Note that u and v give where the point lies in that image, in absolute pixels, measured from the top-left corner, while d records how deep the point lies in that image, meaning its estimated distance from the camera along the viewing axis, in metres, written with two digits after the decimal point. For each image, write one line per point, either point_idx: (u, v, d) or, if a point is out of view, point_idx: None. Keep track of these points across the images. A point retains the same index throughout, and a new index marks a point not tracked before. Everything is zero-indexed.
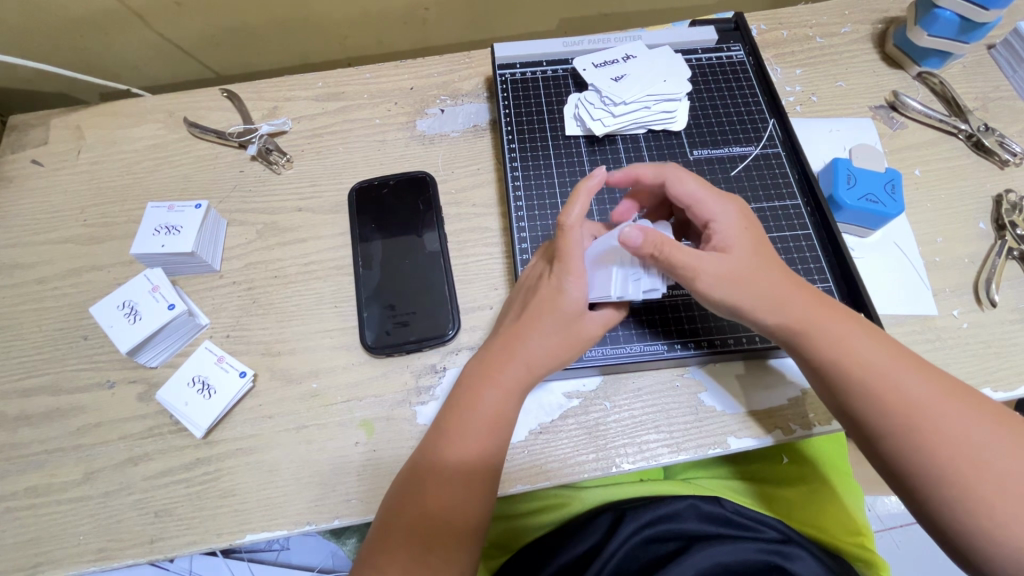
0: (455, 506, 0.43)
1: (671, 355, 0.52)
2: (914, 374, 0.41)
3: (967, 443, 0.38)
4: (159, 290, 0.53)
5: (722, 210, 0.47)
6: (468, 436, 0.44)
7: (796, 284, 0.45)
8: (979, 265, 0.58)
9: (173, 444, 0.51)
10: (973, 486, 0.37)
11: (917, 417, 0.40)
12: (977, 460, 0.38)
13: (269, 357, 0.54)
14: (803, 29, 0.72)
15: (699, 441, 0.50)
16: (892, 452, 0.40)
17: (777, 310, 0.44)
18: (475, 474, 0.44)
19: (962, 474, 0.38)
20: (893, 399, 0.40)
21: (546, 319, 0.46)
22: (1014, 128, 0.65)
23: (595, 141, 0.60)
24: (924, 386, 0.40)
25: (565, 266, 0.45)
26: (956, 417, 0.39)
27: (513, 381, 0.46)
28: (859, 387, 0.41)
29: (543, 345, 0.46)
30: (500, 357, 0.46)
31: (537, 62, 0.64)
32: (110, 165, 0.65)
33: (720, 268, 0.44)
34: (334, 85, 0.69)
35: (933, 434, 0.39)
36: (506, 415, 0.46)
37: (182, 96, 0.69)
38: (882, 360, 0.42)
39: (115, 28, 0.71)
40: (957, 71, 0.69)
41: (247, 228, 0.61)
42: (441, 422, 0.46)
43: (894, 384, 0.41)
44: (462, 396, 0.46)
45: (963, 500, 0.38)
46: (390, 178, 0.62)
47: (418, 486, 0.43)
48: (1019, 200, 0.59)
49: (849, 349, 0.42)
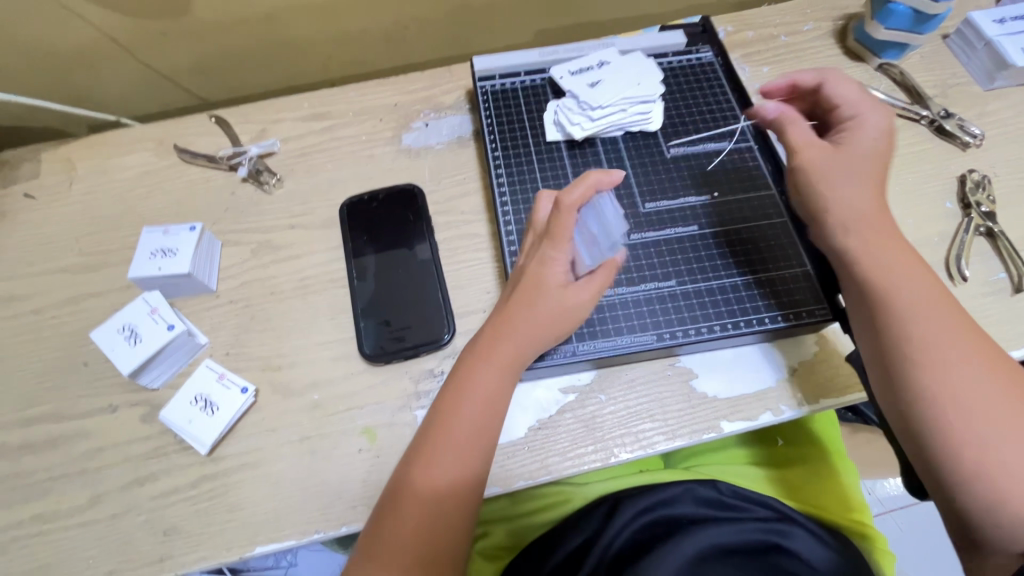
0: (426, 544, 0.43)
1: (662, 345, 0.54)
2: (948, 314, 0.44)
3: (974, 383, 0.41)
4: (159, 312, 0.54)
5: (871, 119, 0.54)
6: (435, 474, 0.45)
7: (870, 208, 0.49)
8: (948, 243, 0.60)
9: (177, 463, 0.52)
10: (961, 412, 0.41)
11: (935, 345, 0.43)
12: (983, 407, 0.40)
13: (270, 372, 0.55)
14: (768, 29, 0.76)
15: (694, 426, 0.52)
16: (898, 374, 0.44)
17: (844, 214, 0.50)
18: (444, 510, 0.45)
19: (952, 400, 0.41)
20: (917, 328, 0.44)
21: (501, 351, 0.49)
22: (973, 111, 0.68)
23: (575, 146, 0.62)
24: (952, 328, 0.43)
25: (557, 240, 0.51)
26: (971, 359, 0.42)
27: (471, 416, 0.47)
28: (892, 311, 0.45)
29: (494, 377, 0.48)
30: (454, 397, 0.48)
31: (516, 72, 0.67)
32: (103, 194, 0.67)
33: (822, 156, 0.52)
34: (320, 105, 0.71)
35: (939, 364, 0.42)
36: (471, 450, 0.46)
37: (171, 123, 0.71)
38: (923, 294, 0.45)
39: (104, 61, 0.73)
40: (915, 61, 0.72)
41: (242, 248, 0.62)
42: (401, 469, 0.46)
43: (926, 320, 0.44)
44: (422, 437, 0.47)
45: (948, 421, 0.41)
46: (379, 191, 0.64)
47: (387, 523, 0.44)
48: (982, 178, 0.63)
49: (893, 278, 0.46)
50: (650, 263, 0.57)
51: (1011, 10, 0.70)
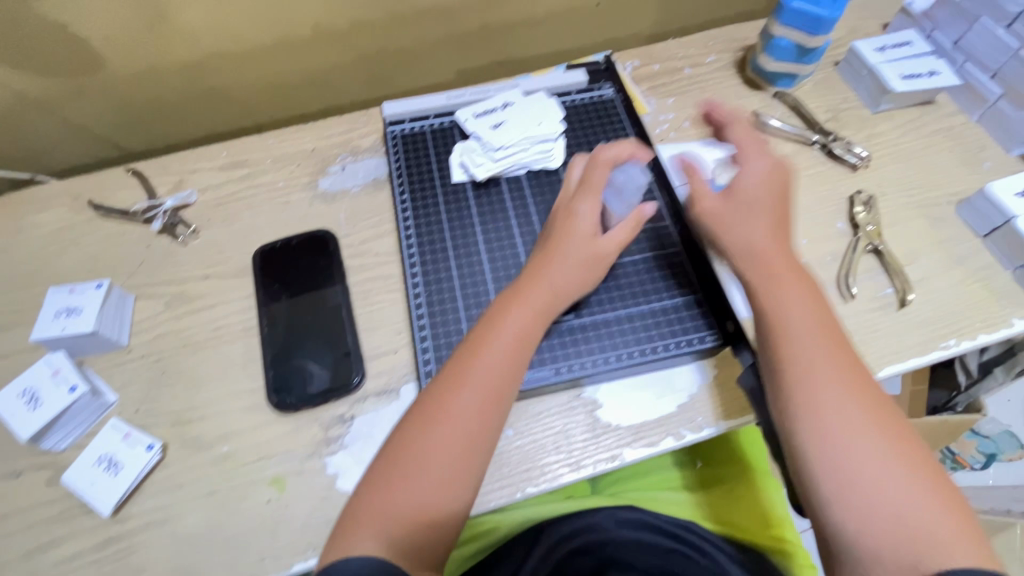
0: (435, 492, 0.44)
1: (562, 378, 0.55)
2: (836, 354, 0.47)
3: (854, 435, 0.43)
4: (60, 374, 0.54)
5: (756, 164, 0.57)
6: (455, 420, 0.46)
7: (777, 263, 0.51)
8: (839, 261, 0.63)
9: (83, 526, 0.51)
10: (831, 441, 0.43)
11: (837, 407, 0.44)
12: (872, 474, 0.42)
13: (179, 426, 0.55)
14: (673, 61, 0.79)
15: (597, 456, 0.53)
16: (787, 401, 0.46)
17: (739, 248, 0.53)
18: (460, 454, 0.46)
19: (827, 430, 0.43)
20: (805, 363, 0.46)
21: (535, 295, 0.52)
22: (862, 133, 0.72)
23: (481, 186, 0.65)
24: (840, 369, 0.45)
25: (587, 190, 0.56)
26: (851, 399, 0.44)
27: (501, 359, 0.49)
28: (786, 342, 0.48)
29: (525, 321, 0.51)
30: (485, 339, 0.50)
31: (425, 116, 0.70)
32: (16, 253, 0.66)
33: (715, 209, 0.56)
34: (238, 154, 0.73)
35: (820, 398, 0.45)
36: (496, 400, 0.48)
37: (88, 178, 0.71)
38: (827, 355, 0.46)
39: (19, 120, 0.74)
40: (809, 88, 0.76)
41: (155, 301, 0.63)
42: (416, 414, 0.47)
43: (829, 380, 0.45)
44: (443, 385, 0.48)
45: (819, 449, 0.43)
46: (293, 237, 0.65)
47: (393, 468, 0.45)
48: (869, 199, 0.66)
49: (801, 334, 0.47)
50: None
51: (889, 37, 0.75)
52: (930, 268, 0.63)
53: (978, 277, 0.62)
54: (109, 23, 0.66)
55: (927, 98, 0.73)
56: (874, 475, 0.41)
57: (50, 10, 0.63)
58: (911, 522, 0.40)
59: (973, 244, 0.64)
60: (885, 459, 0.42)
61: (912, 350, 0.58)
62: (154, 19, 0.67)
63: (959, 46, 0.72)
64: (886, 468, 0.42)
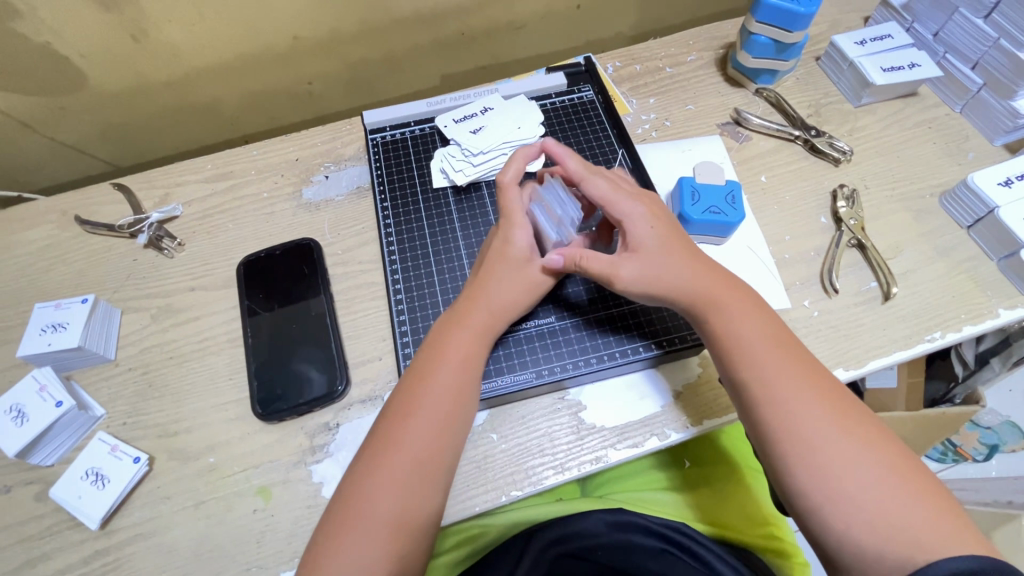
0: (397, 528, 0.42)
1: (544, 381, 0.55)
2: (791, 366, 0.45)
3: (819, 436, 0.41)
4: (47, 389, 0.54)
5: (631, 209, 0.51)
6: (408, 453, 0.45)
7: (710, 270, 0.50)
8: (823, 256, 0.63)
9: (71, 540, 0.52)
10: (812, 456, 0.41)
11: (793, 410, 0.42)
12: (842, 471, 0.40)
13: (166, 438, 0.56)
14: (653, 61, 0.79)
15: (582, 458, 0.53)
16: (760, 426, 0.44)
17: (668, 283, 0.49)
18: (419, 483, 0.44)
19: (804, 447, 0.41)
20: (764, 382, 0.44)
21: (475, 316, 0.51)
22: (845, 127, 0.72)
23: (461, 191, 0.65)
24: (788, 373, 0.44)
25: (509, 219, 0.54)
26: (818, 408, 0.42)
27: (449, 383, 0.48)
28: (743, 362, 0.46)
29: (468, 342, 0.50)
30: (432, 365, 0.49)
31: (406, 123, 0.70)
32: (5, 270, 0.67)
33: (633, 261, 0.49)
34: (223, 166, 0.73)
35: (789, 418, 0.42)
36: (449, 423, 0.47)
37: (75, 194, 0.72)
38: (775, 358, 0.45)
39: (6, 138, 0.74)
40: (791, 84, 0.76)
41: (142, 314, 0.63)
42: (366, 454, 0.46)
43: (781, 388, 0.43)
44: (392, 420, 0.47)
45: (803, 466, 0.41)
46: (277, 248, 0.65)
47: (351, 509, 0.43)
48: (852, 192, 0.66)
49: (748, 341, 0.46)
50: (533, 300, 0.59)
51: (869, 31, 0.74)
52: (915, 261, 0.62)
53: (964, 268, 0.62)
54: (91, 40, 0.67)
55: (909, 90, 0.73)
56: (861, 481, 0.39)
57: (30, 30, 0.63)
58: (911, 522, 0.37)
59: (958, 235, 0.64)
60: (867, 460, 0.40)
61: (897, 344, 0.58)
62: (135, 36, 0.68)
63: (938, 38, 0.72)
64: (870, 469, 0.40)
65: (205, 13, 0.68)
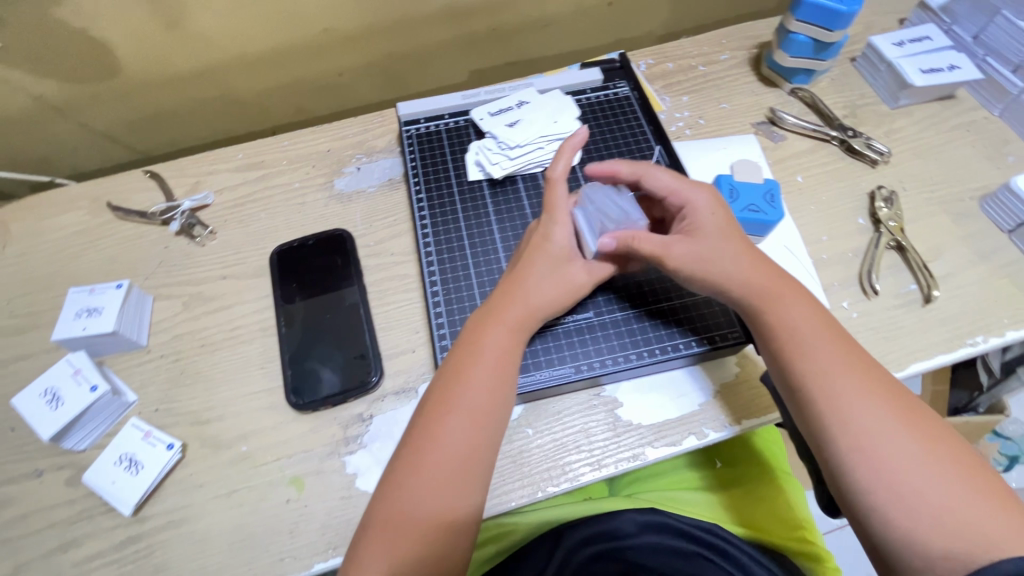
0: (438, 526, 0.42)
1: (582, 376, 0.55)
2: (847, 359, 0.44)
3: (876, 430, 0.41)
4: (82, 373, 0.54)
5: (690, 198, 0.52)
6: (447, 449, 0.44)
7: (761, 262, 0.49)
8: (861, 257, 0.62)
9: (103, 525, 0.51)
10: (872, 450, 0.40)
11: (846, 404, 0.42)
12: (898, 465, 0.39)
13: (198, 426, 0.55)
14: (686, 59, 0.79)
15: (619, 455, 0.53)
16: (816, 419, 0.43)
17: (722, 274, 0.49)
18: (458, 481, 0.43)
19: (863, 441, 0.41)
20: (820, 375, 0.44)
21: (512, 312, 0.50)
22: (881, 129, 0.72)
23: (496, 184, 0.65)
24: (843, 367, 0.43)
25: (552, 216, 0.53)
26: (878, 402, 0.42)
27: (486, 381, 0.47)
28: (797, 354, 0.45)
29: (504, 339, 0.49)
30: (470, 357, 0.48)
31: (440, 115, 0.70)
32: (37, 255, 0.67)
33: (689, 249, 0.50)
34: (254, 155, 0.73)
35: (848, 410, 0.42)
36: (487, 421, 0.46)
37: (107, 181, 0.72)
38: (829, 352, 0.44)
39: (38, 123, 0.75)
40: (826, 85, 0.75)
41: (173, 301, 0.63)
42: (404, 452, 0.45)
43: (835, 382, 0.43)
44: (429, 416, 0.45)
45: (862, 460, 0.40)
46: (309, 238, 0.65)
47: (391, 504, 0.43)
48: (890, 194, 0.65)
49: (801, 333, 0.46)
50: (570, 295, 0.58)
51: (908, 32, 0.73)
52: (955, 264, 0.62)
53: (1005, 272, 0.61)
54: (127, 28, 0.66)
55: (947, 92, 0.72)
56: (921, 476, 0.39)
57: (69, 17, 0.63)
58: (973, 518, 0.37)
59: (999, 239, 0.63)
60: (927, 455, 0.39)
61: (939, 348, 0.57)
62: (171, 25, 0.67)
63: (978, 40, 0.72)
64: (932, 463, 0.39)
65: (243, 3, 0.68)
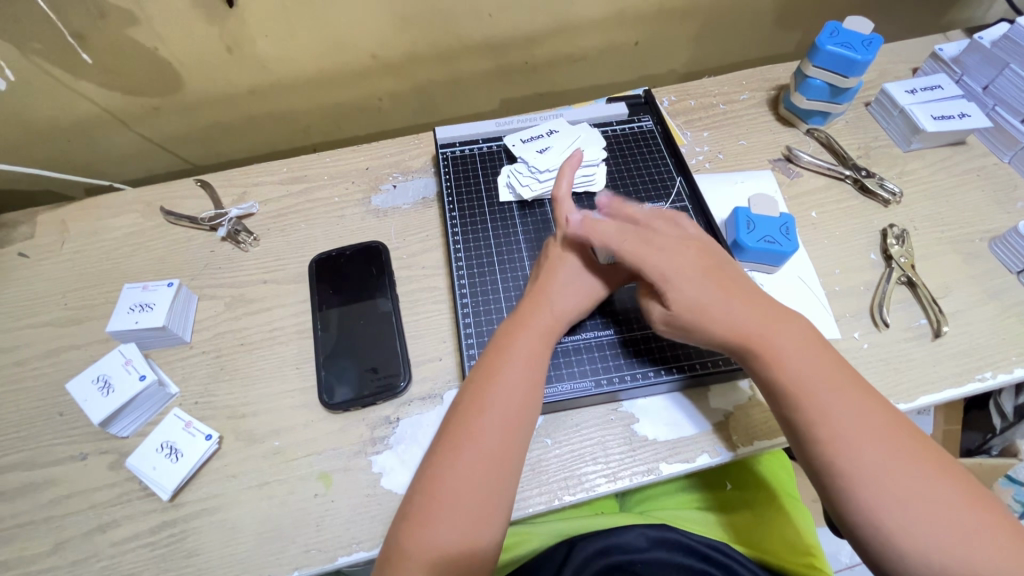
0: (476, 517, 0.44)
1: (601, 390, 0.57)
2: (851, 399, 0.46)
3: (874, 460, 0.43)
4: (132, 363, 0.58)
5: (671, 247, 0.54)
6: (480, 449, 0.47)
7: (763, 304, 0.51)
8: (873, 291, 0.65)
9: (140, 509, 0.54)
10: (877, 490, 0.42)
11: (844, 435, 0.44)
12: (896, 494, 0.41)
13: (234, 420, 0.59)
14: (707, 97, 0.83)
15: (633, 469, 0.55)
16: (816, 454, 0.45)
17: (726, 322, 0.50)
18: (492, 477, 0.46)
19: (865, 476, 0.43)
20: (827, 419, 0.45)
21: (541, 320, 0.54)
22: (894, 170, 0.75)
23: (525, 206, 0.69)
24: (843, 400, 0.46)
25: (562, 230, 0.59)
26: (882, 441, 0.43)
27: (516, 382, 0.50)
28: (798, 390, 0.47)
29: (533, 344, 0.53)
30: (499, 364, 0.51)
31: (474, 140, 0.75)
32: (92, 252, 0.72)
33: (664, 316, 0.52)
34: (298, 170, 0.78)
35: (847, 448, 0.44)
36: (517, 420, 0.49)
37: (161, 187, 0.77)
38: (827, 386, 0.46)
39: (101, 131, 0.81)
40: (841, 127, 0.79)
41: (217, 302, 0.67)
42: (440, 448, 0.48)
43: (831, 416, 0.45)
44: (462, 419, 0.49)
45: (870, 500, 0.42)
46: (347, 248, 0.69)
47: (427, 501, 0.45)
48: (901, 232, 0.68)
49: (799, 371, 0.47)
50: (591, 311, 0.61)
51: (919, 81, 0.77)
52: (965, 302, 0.64)
53: (1015, 312, 0.63)
54: (193, 50, 0.72)
55: (958, 139, 0.76)
56: (918, 505, 0.41)
57: (142, 36, 0.69)
58: (967, 542, 0.40)
59: (1008, 280, 0.65)
60: (924, 482, 0.42)
61: (948, 381, 0.59)
62: (232, 47, 0.73)
63: (988, 91, 0.75)
64: (935, 499, 0.41)
65: (299, 32, 0.74)
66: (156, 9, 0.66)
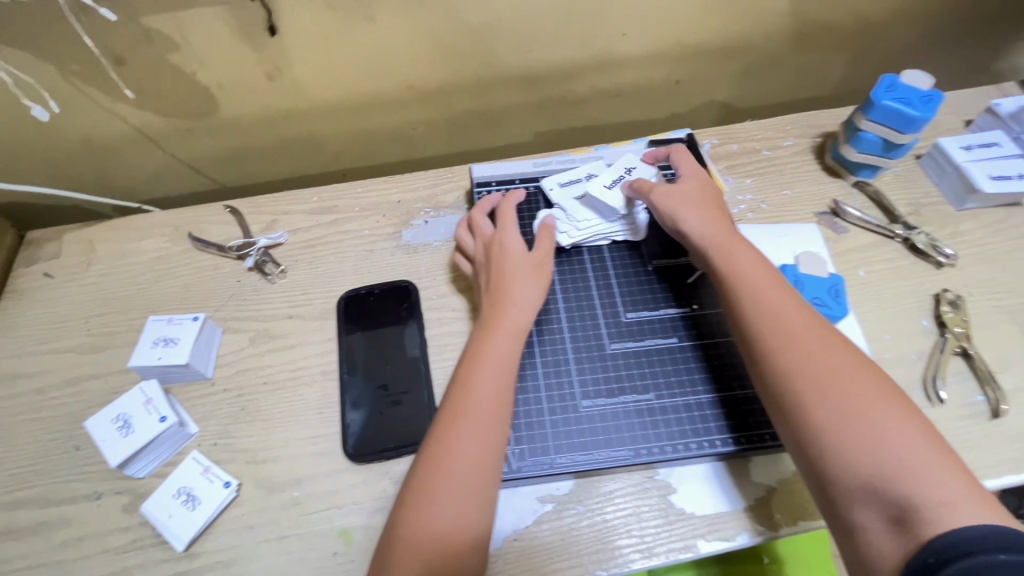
0: (461, 526, 0.44)
1: (640, 461, 0.54)
2: (796, 312, 0.51)
3: (809, 350, 0.48)
4: (153, 403, 0.56)
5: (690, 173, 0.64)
6: (467, 444, 0.47)
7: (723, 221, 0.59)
8: (925, 361, 0.62)
9: (154, 557, 0.52)
10: (810, 376, 0.47)
11: (779, 328, 0.50)
12: (826, 379, 0.46)
13: (253, 465, 0.56)
14: (751, 142, 0.81)
15: (670, 545, 0.52)
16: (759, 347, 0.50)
17: (697, 225, 0.58)
18: (474, 475, 0.46)
19: (800, 364, 0.47)
20: (768, 313, 0.51)
21: (510, 322, 0.54)
22: (947, 230, 0.72)
23: (561, 252, 0.67)
24: (782, 298, 0.52)
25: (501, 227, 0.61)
26: (819, 343, 0.48)
27: (494, 375, 0.51)
28: (743, 288, 0.53)
29: (504, 345, 0.53)
30: (478, 354, 0.52)
31: (511, 180, 0.73)
32: (117, 276, 0.71)
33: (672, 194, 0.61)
34: (328, 200, 0.76)
35: (787, 339, 0.49)
36: (495, 418, 0.49)
37: (190, 211, 0.76)
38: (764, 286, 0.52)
39: (133, 150, 0.80)
40: (890, 180, 0.76)
41: (241, 336, 0.65)
42: (424, 462, 0.47)
43: (772, 310, 0.51)
44: (451, 408, 0.49)
45: (807, 387, 0.46)
46: (376, 287, 0.67)
47: (418, 506, 0.45)
48: (956, 298, 0.65)
49: (745, 269, 0.54)
50: (631, 373, 0.59)
51: (975, 137, 0.74)
52: None
53: None
54: (231, 74, 0.71)
55: (1015, 199, 0.72)
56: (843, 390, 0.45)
57: (182, 62, 0.68)
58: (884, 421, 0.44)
59: None
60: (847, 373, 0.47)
61: (1008, 466, 0.55)
62: (270, 73, 0.72)
63: None
64: (859, 387, 0.45)
65: (338, 59, 0.73)
66: (198, 35, 0.65)
